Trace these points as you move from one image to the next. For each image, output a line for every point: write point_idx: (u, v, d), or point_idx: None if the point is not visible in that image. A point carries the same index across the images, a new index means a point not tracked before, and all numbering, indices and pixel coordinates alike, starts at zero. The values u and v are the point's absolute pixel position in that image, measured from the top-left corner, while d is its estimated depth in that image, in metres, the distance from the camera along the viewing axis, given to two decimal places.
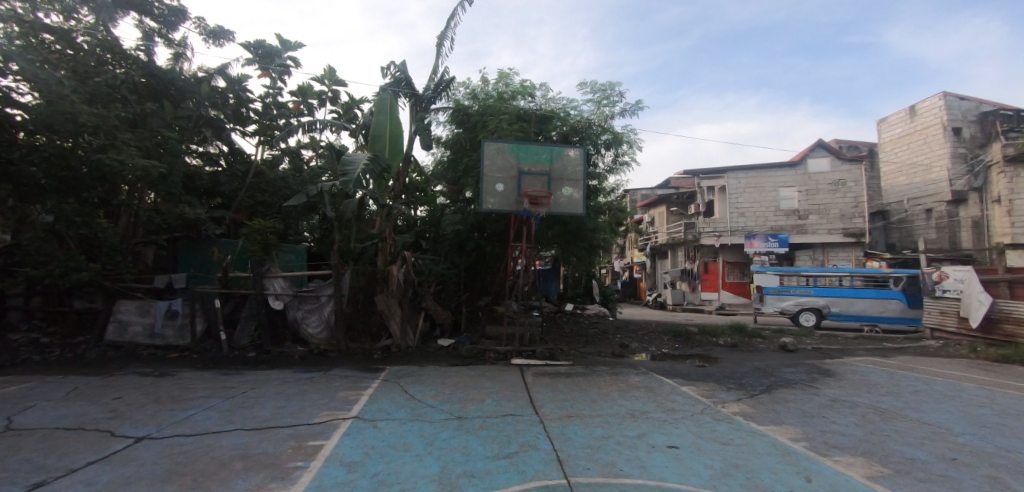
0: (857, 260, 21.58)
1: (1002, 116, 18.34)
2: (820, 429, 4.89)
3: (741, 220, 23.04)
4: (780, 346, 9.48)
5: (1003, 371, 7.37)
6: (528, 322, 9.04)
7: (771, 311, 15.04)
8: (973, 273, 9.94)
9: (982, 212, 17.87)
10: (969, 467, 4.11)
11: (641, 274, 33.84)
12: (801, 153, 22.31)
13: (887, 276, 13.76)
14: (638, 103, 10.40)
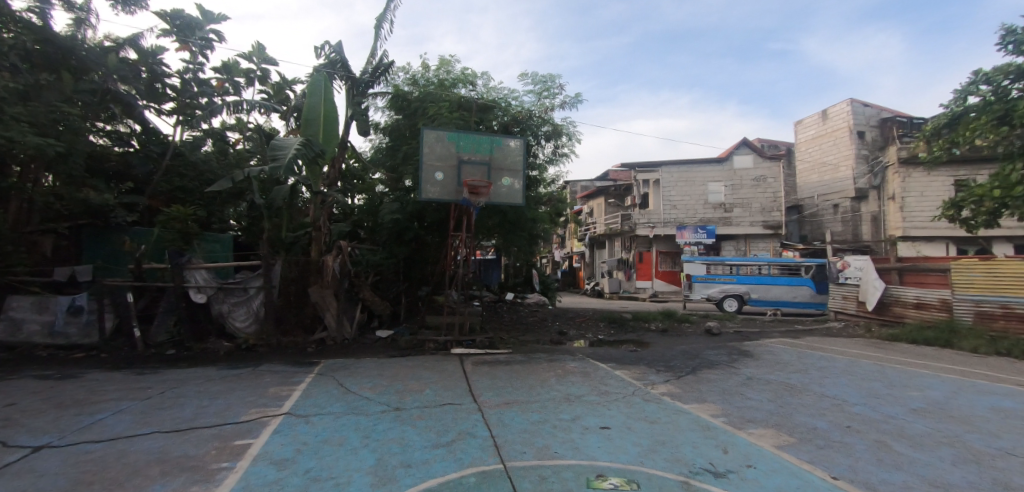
0: (775, 250, 23.40)
1: (897, 122, 20.46)
2: (741, 406, 5.27)
3: (673, 212, 24.31)
4: (706, 330, 10.13)
5: (891, 348, 8.31)
6: (468, 311, 9.07)
7: (698, 298, 15.98)
8: (869, 262, 11.27)
9: (880, 208, 20.04)
10: (861, 433, 4.62)
11: (581, 263, 34.92)
12: (727, 151, 23.89)
13: (799, 264, 15.07)
14: (578, 96, 10.61)
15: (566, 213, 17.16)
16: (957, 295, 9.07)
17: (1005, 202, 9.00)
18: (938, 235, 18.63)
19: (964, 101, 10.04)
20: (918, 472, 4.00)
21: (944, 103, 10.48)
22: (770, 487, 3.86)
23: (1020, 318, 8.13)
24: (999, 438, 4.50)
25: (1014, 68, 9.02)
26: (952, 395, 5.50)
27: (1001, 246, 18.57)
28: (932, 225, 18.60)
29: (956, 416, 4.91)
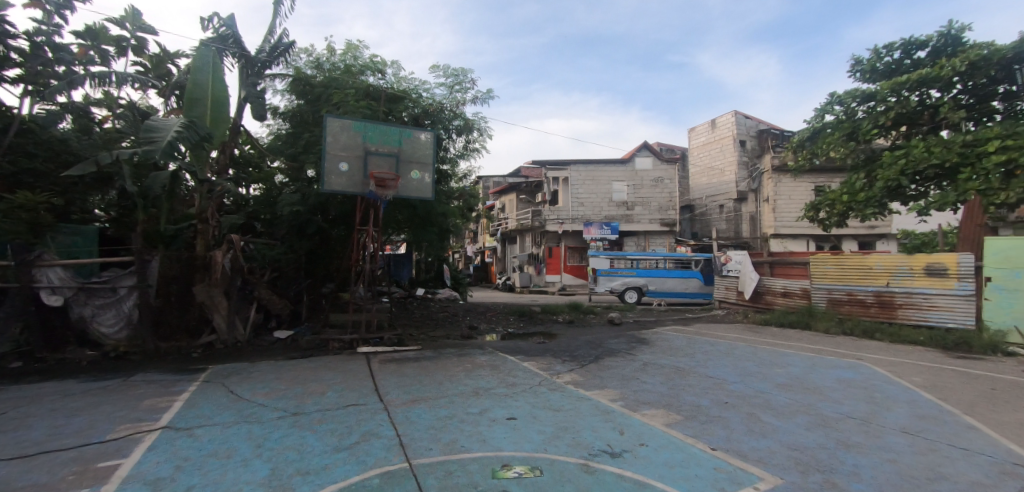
0: (670, 245, 25.46)
1: (772, 134, 23.34)
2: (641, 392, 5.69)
3: (580, 209, 25.55)
4: (608, 320, 10.78)
5: (765, 332, 9.44)
6: (375, 308, 8.88)
7: (602, 290, 16.87)
8: (747, 256, 12.75)
9: (757, 208, 22.69)
10: (736, 408, 5.19)
11: (494, 258, 35.36)
12: (629, 153, 25.59)
13: (689, 258, 16.58)
14: (489, 92, 10.72)
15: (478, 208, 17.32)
16: (816, 285, 10.56)
17: (851, 205, 10.63)
18: (802, 233, 21.51)
19: (821, 118, 11.69)
20: (780, 438, 4.58)
21: (807, 119, 12.12)
22: (659, 461, 4.21)
23: (861, 303, 9.64)
24: (841, 404, 5.31)
25: (859, 92, 10.66)
26: (806, 370, 6.40)
27: (848, 243, 21.99)
28: (797, 224, 21.47)
29: (809, 388, 5.72)
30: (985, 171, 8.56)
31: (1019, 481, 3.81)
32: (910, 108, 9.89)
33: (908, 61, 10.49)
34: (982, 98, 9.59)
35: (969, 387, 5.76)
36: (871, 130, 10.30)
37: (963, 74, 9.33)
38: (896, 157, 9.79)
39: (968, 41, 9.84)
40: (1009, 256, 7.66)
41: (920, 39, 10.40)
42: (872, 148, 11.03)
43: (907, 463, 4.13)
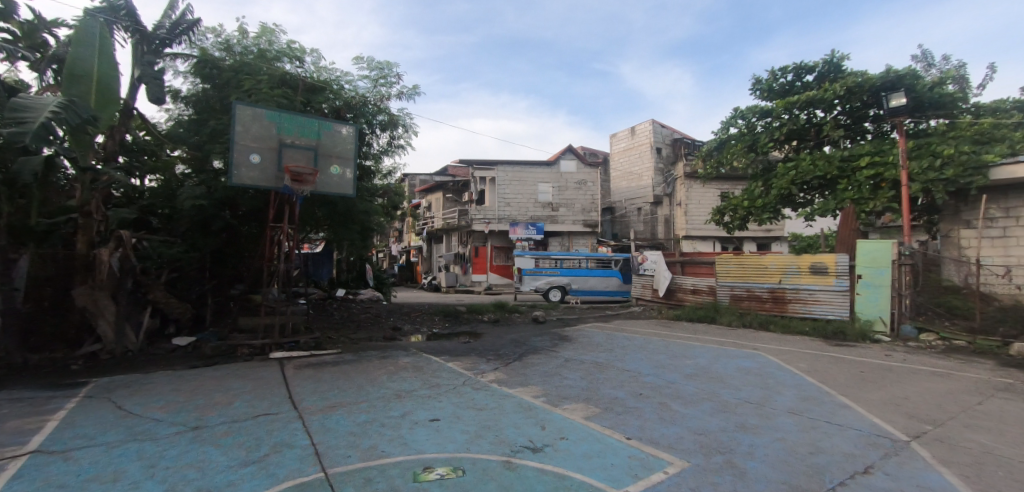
0: (592, 245, 26.58)
1: (684, 143, 25.21)
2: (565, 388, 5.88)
3: (506, 209, 25.87)
4: (532, 319, 11.03)
5: (676, 327, 10.19)
6: (290, 310, 8.36)
7: (528, 289, 17.32)
8: (661, 256, 13.60)
9: (670, 212, 24.39)
10: (649, 398, 5.54)
11: (419, 258, 34.68)
12: (554, 155, 26.35)
13: (610, 258, 17.42)
14: (415, 88, 10.58)
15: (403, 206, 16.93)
16: (720, 283, 11.58)
17: (750, 210, 11.85)
18: (709, 235, 23.44)
19: (727, 129, 12.82)
20: (687, 424, 4.96)
21: (715, 130, 13.26)
22: (577, 453, 4.38)
23: (758, 299, 10.73)
24: (739, 390, 5.87)
25: (758, 109, 11.86)
26: (711, 361, 7.00)
27: (747, 244, 24.36)
28: (705, 227, 23.39)
29: (713, 377, 6.26)
30: (858, 183, 9.91)
31: (877, 450, 4.46)
32: (800, 125, 11.19)
33: (799, 83, 11.82)
34: (857, 118, 11.02)
35: (841, 371, 6.63)
36: (767, 143, 11.52)
37: (841, 97, 10.69)
38: (788, 168, 11.03)
39: (846, 69, 11.29)
40: (875, 256, 8.83)
41: (809, 64, 11.74)
42: (769, 159, 12.32)
43: (791, 440, 4.65)
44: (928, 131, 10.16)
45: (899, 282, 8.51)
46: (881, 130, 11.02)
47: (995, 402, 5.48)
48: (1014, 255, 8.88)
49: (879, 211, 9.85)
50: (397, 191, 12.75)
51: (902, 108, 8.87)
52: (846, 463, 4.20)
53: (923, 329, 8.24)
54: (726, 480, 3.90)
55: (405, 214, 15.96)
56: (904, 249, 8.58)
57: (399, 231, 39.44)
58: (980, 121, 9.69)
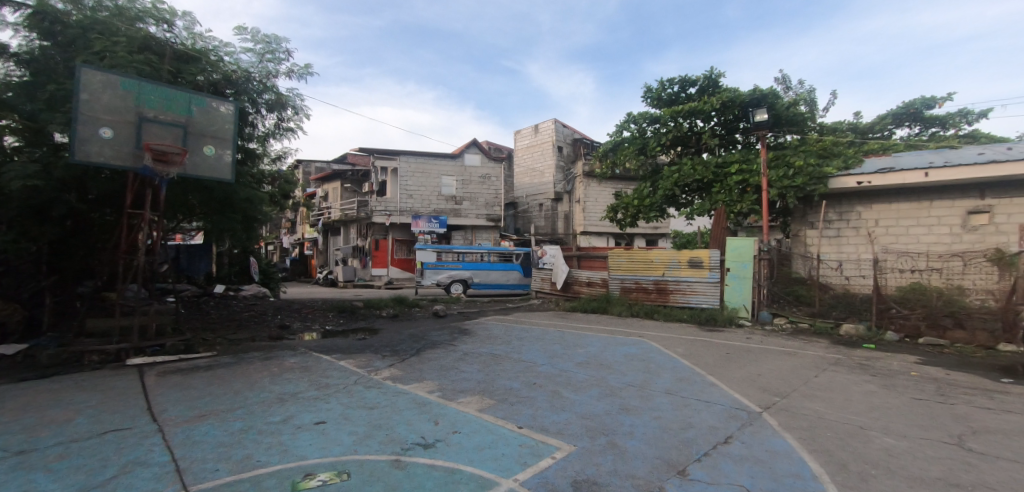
0: (495, 240, 27.02)
1: (584, 144, 26.36)
2: (467, 385, 5.88)
3: (409, 202, 25.24)
4: (433, 313, 10.89)
5: (575, 318, 10.77)
6: (154, 310, 7.35)
7: (429, 283, 17.25)
8: (559, 250, 14.16)
9: (570, 208, 25.59)
10: (542, 387, 5.75)
11: (314, 251, 32.42)
12: (459, 149, 26.20)
13: (511, 252, 17.79)
14: (307, 67, 9.99)
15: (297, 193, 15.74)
16: (613, 276, 12.33)
17: (639, 209, 12.89)
18: (604, 232, 25.14)
19: (621, 132, 13.73)
20: (576, 410, 5.21)
21: (611, 133, 14.15)
22: (469, 446, 4.37)
23: (645, 290, 11.63)
24: (625, 375, 6.29)
25: (648, 115, 12.95)
26: (601, 349, 7.45)
27: (637, 240, 26.46)
28: (601, 224, 25.04)
29: (603, 364, 6.65)
30: (729, 188, 11.30)
31: (736, 422, 5.03)
32: (682, 133, 12.36)
33: (683, 95, 13.02)
34: (728, 129, 12.42)
35: (710, 353, 7.42)
36: (655, 147, 12.64)
37: (717, 110, 11.98)
38: (673, 171, 12.23)
39: (722, 85, 12.65)
40: (740, 252, 10.02)
41: (692, 78, 12.96)
42: (657, 162, 13.47)
43: (666, 418, 5.09)
44: (784, 145, 11.71)
45: (758, 274, 9.76)
46: (748, 142, 12.44)
47: (827, 374, 6.51)
48: (844, 252, 10.63)
49: (744, 212, 11.26)
50: (286, 179, 11.91)
51: (764, 123, 10.12)
52: (710, 435, 4.70)
53: (777, 315, 9.53)
54: (608, 459, 4.13)
55: (297, 203, 14.82)
56: (762, 246, 9.84)
57: (291, 222, 36.46)
58: (822, 139, 11.45)
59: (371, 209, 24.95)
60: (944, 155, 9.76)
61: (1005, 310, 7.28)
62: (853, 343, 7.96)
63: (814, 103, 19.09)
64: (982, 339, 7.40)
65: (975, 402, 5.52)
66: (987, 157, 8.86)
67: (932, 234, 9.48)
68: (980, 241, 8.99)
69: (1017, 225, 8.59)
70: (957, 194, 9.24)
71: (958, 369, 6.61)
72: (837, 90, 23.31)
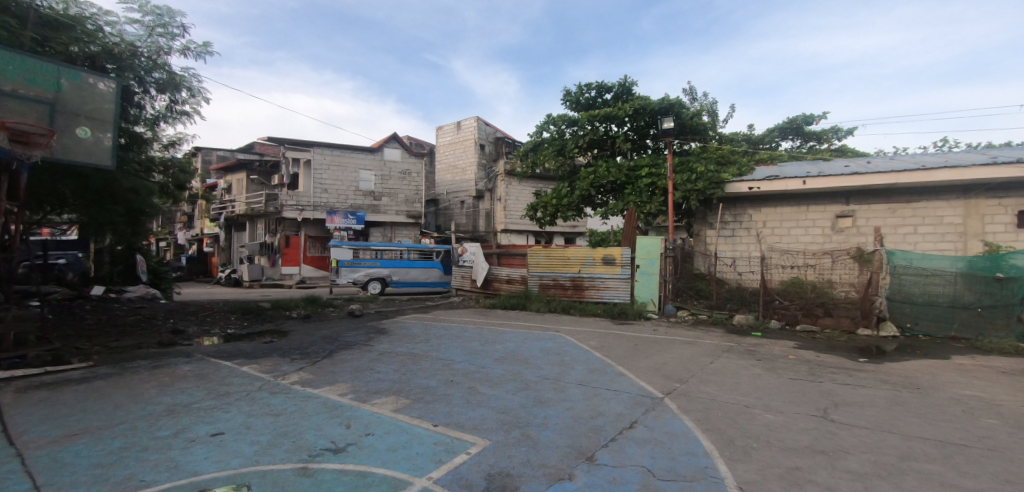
0: (415, 237, 26.51)
1: (505, 143, 26.80)
2: (384, 386, 5.78)
3: (324, 196, 23.99)
4: (347, 312, 10.49)
5: (494, 315, 10.93)
6: (12, 315, 6.35)
7: (345, 282, 16.61)
8: (479, 248, 14.22)
9: (491, 206, 25.74)
10: (459, 384, 5.81)
11: (215, 248, 29.61)
12: (378, 142, 25.32)
13: (431, 249, 17.54)
14: (206, 46, 9.16)
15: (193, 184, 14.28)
16: (531, 273, 12.64)
17: (558, 208, 13.43)
18: (524, 230, 25.73)
19: (542, 133, 14.17)
20: (492, 405, 5.30)
21: (532, 133, 14.55)
22: (382, 447, 4.27)
23: (561, 287, 12.07)
24: (540, 368, 6.52)
25: (566, 118, 13.53)
26: (519, 344, 7.66)
27: (556, 238, 27.40)
28: (521, 222, 25.57)
29: (520, 359, 6.83)
30: (639, 190, 12.09)
31: (640, 408, 5.42)
32: (598, 136, 13.03)
33: (599, 100, 13.69)
34: (639, 135, 13.23)
35: (619, 345, 7.91)
36: (572, 149, 13.25)
37: (630, 116, 12.78)
38: (589, 172, 12.85)
39: (634, 93, 13.47)
40: (648, 250, 10.80)
41: (608, 84, 13.63)
42: (575, 164, 14.08)
43: (577, 408, 5.35)
44: (689, 151, 12.72)
45: (664, 271, 10.61)
46: (657, 147, 13.35)
47: (720, 360, 7.24)
48: (737, 251, 11.78)
49: (653, 212, 12.09)
50: (181, 167, 10.84)
51: (671, 130, 10.93)
52: (617, 422, 5.01)
53: (680, 308, 10.47)
54: (521, 451, 4.26)
55: (195, 195, 13.47)
56: (668, 245, 10.70)
57: (187, 215, 32.97)
58: (721, 148, 12.59)
59: (281, 203, 23.29)
60: (818, 166, 11.17)
61: (863, 300, 8.52)
62: (744, 332, 8.89)
63: (715, 114, 20.89)
64: (845, 324, 8.61)
65: (838, 379, 6.42)
66: (852, 170, 10.28)
67: (808, 234, 10.85)
68: (845, 241, 10.47)
69: (873, 227, 10.13)
70: (827, 200, 10.64)
71: (825, 352, 7.64)
72: (735, 106, 25.85)
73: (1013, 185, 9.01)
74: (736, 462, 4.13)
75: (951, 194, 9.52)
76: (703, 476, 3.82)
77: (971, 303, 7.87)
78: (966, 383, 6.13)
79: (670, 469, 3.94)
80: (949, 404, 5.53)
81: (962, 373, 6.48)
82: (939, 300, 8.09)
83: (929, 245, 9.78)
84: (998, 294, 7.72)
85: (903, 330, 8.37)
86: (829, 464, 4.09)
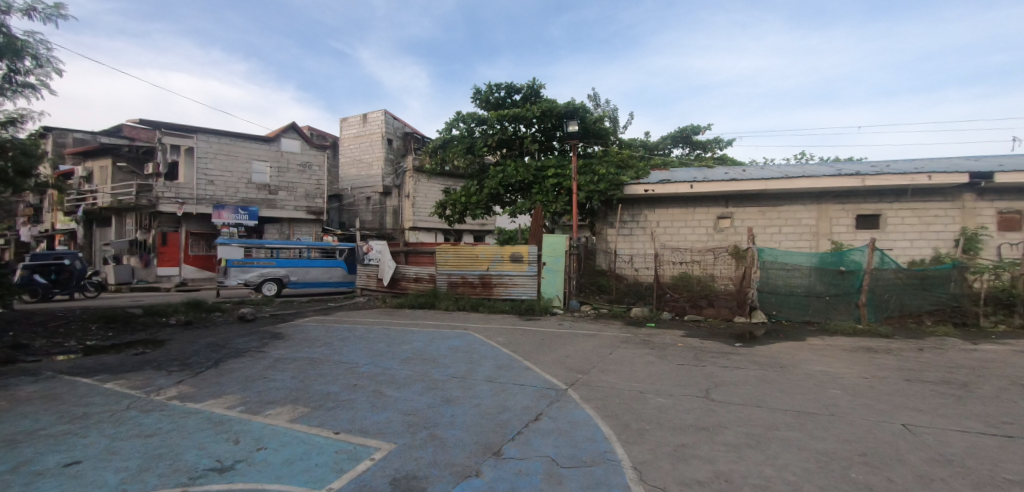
0: (317, 234, 24.91)
1: (415, 138, 26.23)
2: (279, 395, 5.34)
3: (210, 189, 21.62)
4: (237, 317, 9.56)
5: (401, 314, 10.64)
6: None
7: (235, 284, 15.11)
8: (385, 246, 13.71)
9: (399, 203, 25.07)
10: (363, 388, 5.57)
11: (71, 246, 25.27)
12: (275, 132, 23.37)
13: (334, 247, 16.58)
14: (59, 8, 7.79)
15: (39, 170, 12.11)
16: (440, 271, 12.47)
17: (467, 205, 13.51)
18: (433, 227, 25.31)
19: (451, 130, 14.11)
20: (398, 407, 5.14)
21: (442, 130, 14.48)
22: (277, 462, 3.92)
23: (470, 284, 12.07)
24: (448, 367, 6.48)
25: (475, 116, 13.62)
26: (427, 343, 7.55)
27: (466, 236, 27.46)
28: (430, 219, 25.10)
29: (428, 358, 6.73)
30: (546, 190, 12.53)
31: (545, 400, 5.61)
32: (507, 136, 13.30)
33: (508, 101, 13.94)
34: (546, 136, 13.70)
35: (527, 340, 8.14)
36: (481, 147, 13.39)
37: (538, 118, 13.19)
38: (498, 171, 13.06)
39: (542, 96, 13.92)
40: (553, 247, 11.25)
41: (517, 86, 13.92)
42: (484, 162, 14.25)
43: (484, 404, 5.39)
44: (592, 154, 13.43)
45: (568, 268, 11.13)
46: (563, 149, 13.92)
47: (618, 350, 7.76)
48: (634, 248, 12.72)
49: (559, 211, 12.60)
50: (24, 148, 9.08)
51: (576, 133, 11.45)
52: (523, 415, 5.13)
53: (583, 303, 11.06)
54: (428, 452, 4.17)
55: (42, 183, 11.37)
56: (571, 242, 11.24)
57: (31, 207, 27.68)
58: (620, 152, 13.50)
59: (156, 195, 20.49)
60: (702, 172, 12.44)
61: (739, 292, 9.66)
62: (640, 324, 9.63)
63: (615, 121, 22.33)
64: (724, 313, 9.72)
65: (718, 362, 7.22)
66: (730, 176, 11.59)
67: (695, 233, 12.04)
68: (724, 240, 11.80)
69: (746, 227, 11.52)
70: (710, 203, 11.88)
71: (707, 339, 8.53)
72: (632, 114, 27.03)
73: (852, 193, 10.87)
74: (631, 444, 4.45)
75: (807, 200, 11.16)
76: (602, 459, 4.06)
77: (821, 292, 9.27)
78: (817, 360, 7.23)
79: (573, 456, 4.13)
80: (804, 379, 6.48)
81: (813, 352, 7.62)
82: (798, 290, 9.40)
83: (790, 243, 11.37)
84: (841, 285, 9.19)
85: (770, 317, 9.61)
86: (710, 438, 4.58)
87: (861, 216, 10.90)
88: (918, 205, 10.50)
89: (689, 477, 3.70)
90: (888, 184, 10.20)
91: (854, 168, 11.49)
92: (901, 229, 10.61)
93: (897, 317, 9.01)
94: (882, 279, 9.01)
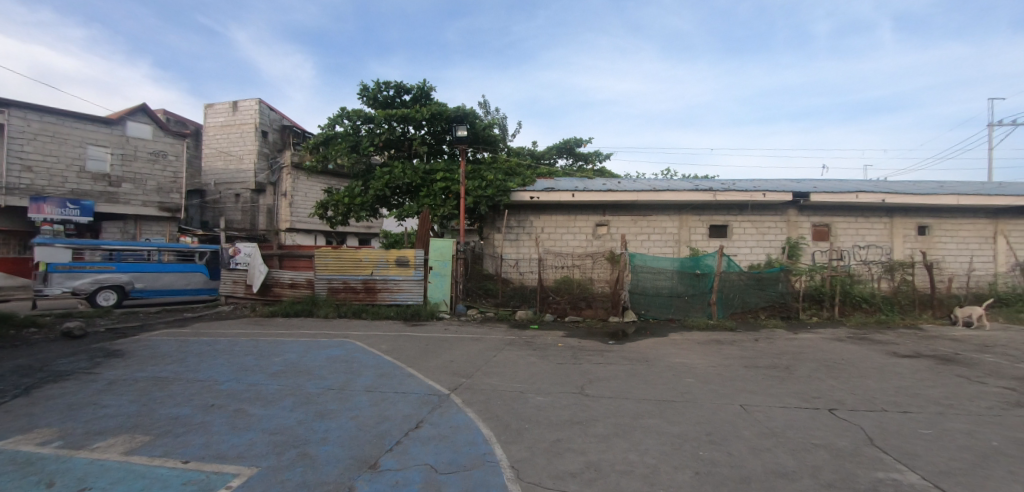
0: (172, 235, 21.63)
1: (294, 132, 24.35)
2: (113, 423, 4.59)
3: (27, 177, 17.79)
4: (59, 334, 7.99)
5: (271, 324, 9.76)
6: None
7: (58, 293, 12.63)
8: (256, 249, 12.44)
9: (274, 201, 22.97)
10: (222, 408, 5.02)
11: None
12: (118, 113, 19.86)
13: (192, 250, 14.74)
14: None
15: None
16: (318, 277, 11.67)
17: (350, 207, 12.91)
18: (315, 227, 23.58)
19: (333, 127, 13.37)
20: (262, 427, 4.72)
21: (324, 125, 13.66)
22: None
23: (352, 290, 11.51)
24: (324, 378, 6.13)
25: (362, 114, 13.07)
26: (301, 354, 7.05)
27: (352, 238, 26.21)
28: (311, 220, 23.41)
29: (301, 371, 6.28)
30: (434, 193, 12.47)
31: (427, 407, 5.57)
32: (395, 136, 12.98)
33: (397, 100, 13.61)
34: (436, 140, 13.64)
35: (411, 347, 8.00)
36: (367, 146, 12.89)
37: (427, 120, 13.07)
38: (384, 172, 12.66)
39: (432, 98, 13.83)
40: (441, 251, 11.26)
41: (407, 86, 13.64)
42: (371, 162, 13.73)
43: (363, 416, 5.18)
44: (481, 160, 13.68)
45: (455, 272, 11.23)
46: (453, 154, 13.95)
47: (503, 352, 8.01)
48: (520, 252, 13.17)
49: (448, 216, 12.63)
50: None
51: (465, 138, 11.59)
52: (403, 424, 5.04)
53: (470, 306, 11.23)
54: (296, 473, 3.88)
55: None
56: (459, 247, 11.36)
57: None
58: (509, 159, 13.92)
59: None
60: (583, 182, 13.38)
61: (613, 293, 10.60)
62: (524, 326, 10.05)
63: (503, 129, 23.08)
64: (600, 313, 10.60)
65: (593, 359, 7.82)
66: (607, 188, 12.64)
67: (576, 239, 12.88)
68: (602, 245, 12.84)
69: (620, 234, 12.69)
70: (589, 211, 12.82)
71: (585, 338, 9.18)
72: (520, 122, 28.64)
73: (706, 207, 12.53)
74: (511, 444, 4.62)
75: (671, 211, 12.60)
76: (481, 462, 4.16)
77: (682, 292, 10.54)
78: (676, 353, 8.21)
79: (452, 462, 4.17)
80: (665, 370, 7.32)
81: (673, 346, 8.62)
82: (662, 291, 10.56)
83: (657, 250, 12.72)
84: (697, 285, 10.54)
85: (639, 315, 10.64)
86: (583, 431, 4.94)
87: (713, 227, 12.61)
88: (756, 219, 12.44)
89: (562, 471, 3.96)
90: (733, 200, 11.89)
91: (707, 185, 13.22)
92: (744, 238, 12.50)
93: (740, 313, 10.60)
94: (728, 280, 10.55)
